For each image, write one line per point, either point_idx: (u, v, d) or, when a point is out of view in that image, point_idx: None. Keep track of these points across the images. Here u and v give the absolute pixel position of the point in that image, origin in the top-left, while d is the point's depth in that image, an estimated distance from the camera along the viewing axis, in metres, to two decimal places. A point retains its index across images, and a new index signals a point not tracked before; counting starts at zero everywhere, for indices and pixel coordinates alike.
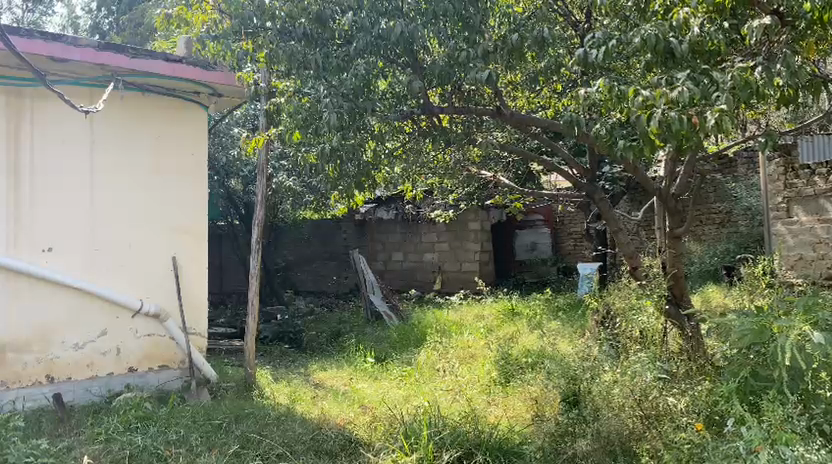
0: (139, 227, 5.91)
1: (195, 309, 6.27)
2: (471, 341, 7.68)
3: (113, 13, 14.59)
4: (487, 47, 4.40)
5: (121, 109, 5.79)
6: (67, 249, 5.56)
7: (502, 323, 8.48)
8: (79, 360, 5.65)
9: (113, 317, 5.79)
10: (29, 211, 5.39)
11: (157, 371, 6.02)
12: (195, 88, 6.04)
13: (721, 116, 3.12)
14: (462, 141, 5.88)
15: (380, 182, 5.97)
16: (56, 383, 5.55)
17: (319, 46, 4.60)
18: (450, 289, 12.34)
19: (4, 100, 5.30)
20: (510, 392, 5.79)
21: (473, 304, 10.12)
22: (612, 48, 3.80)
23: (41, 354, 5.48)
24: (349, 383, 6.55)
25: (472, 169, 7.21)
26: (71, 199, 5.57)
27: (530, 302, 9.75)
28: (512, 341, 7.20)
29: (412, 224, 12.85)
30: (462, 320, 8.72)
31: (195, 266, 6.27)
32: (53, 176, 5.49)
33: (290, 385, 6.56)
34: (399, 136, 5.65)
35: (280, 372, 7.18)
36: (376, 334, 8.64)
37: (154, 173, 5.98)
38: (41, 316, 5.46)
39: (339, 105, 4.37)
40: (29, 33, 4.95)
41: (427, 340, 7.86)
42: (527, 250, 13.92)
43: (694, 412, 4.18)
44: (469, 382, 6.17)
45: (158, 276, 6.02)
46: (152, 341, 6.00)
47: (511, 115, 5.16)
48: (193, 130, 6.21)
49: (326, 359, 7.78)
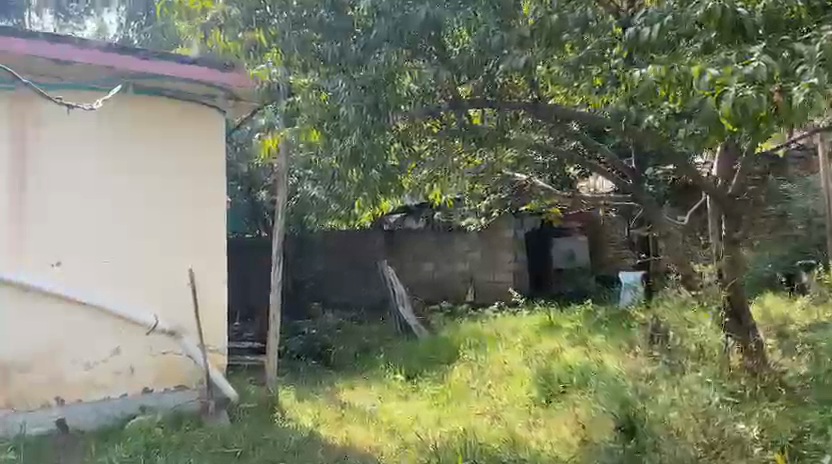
0: (147, 231, 5.56)
1: (211, 322, 5.90)
2: (506, 355, 7.19)
3: (134, 28, 14.30)
4: (522, 32, 4.10)
5: (127, 108, 5.46)
6: (77, 262, 5.25)
7: (540, 336, 7.98)
8: (91, 380, 5.32)
9: (127, 334, 5.47)
10: (32, 218, 5.07)
11: (173, 391, 5.67)
12: (209, 91, 5.68)
13: (812, 91, 2.62)
14: (495, 144, 5.41)
15: (408, 189, 5.50)
16: (65, 406, 5.21)
17: (338, 37, 4.23)
18: (483, 300, 12.28)
19: (7, 105, 5.00)
20: (553, 414, 5.26)
21: (510, 316, 9.62)
22: (667, 24, 3.29)
23: (51, 373, 5.16)
24: (378, 403, 6.11)
25: (509, 170, 6.78)
26: (75, 203, 5.24)
27: (569, 315, 9.17)
28: (552, 357, 6.69)
29: (443, 233, 12.46)
30: (497, 333, 8.23)
31: (208, 271, 5.89)
32: (60, 182, 5.19)
33: (315, 405, 6.15)
34: (425, 138, 5.22)
35: (305, 390, 6.77)
36: (406, 348, 8.20)
37: (159, 172, 5.61)
38: (48, 333, 5.14)
39: (358, 99, 4.10)
40: (34, 36, 4.70)
41: (460, 355, 7.39)
42: (563, 258, 13.24)
43: (765, 442, 3.82)
44: (502, 403, 5.66)
45: (174, 289, 5.69)
46: (168, 359, 5.66)
47: (549, 111, 4.90)
48: (206, 132, 5.84)
49: (354, 375, 7.35)
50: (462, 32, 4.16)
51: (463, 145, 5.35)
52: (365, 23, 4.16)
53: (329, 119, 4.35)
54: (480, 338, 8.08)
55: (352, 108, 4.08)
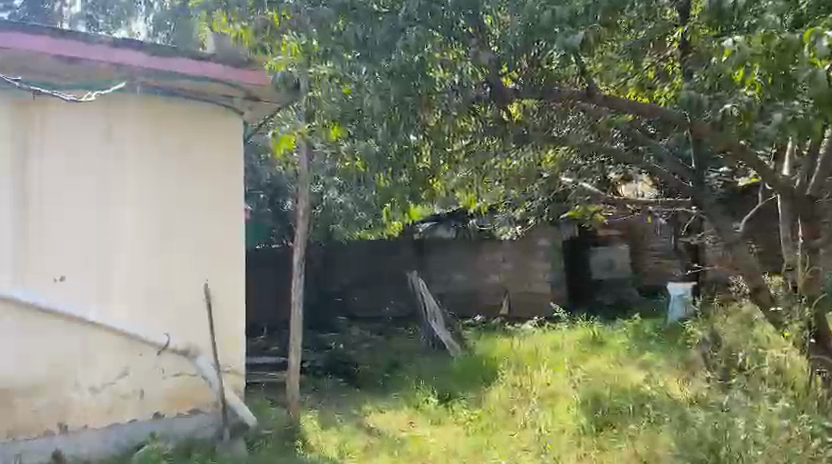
0: (156, 235, 5.09)
1: (229, 339, 5.41)
2: (549, 375, 6.58)
3: (160, 36, 13.89)
4: (576, 7, 3.47)
5: (139, 106, 5.01)
6: (81, 278, 4.80)
7: (584, 354, 7.36)
8: (97, 404, 4.86)
9: (135, 354, 4.99)
10: (34, 221, 4.65)
11: (186, 417, 5.19)
12: (227, 91, 5.21)
13: None
14: (539, 142, 4.85)
15: (439, 194, 4.97)
16: (70, 433, 4.77)
17: (360, 21, 3.85)
18: (520, 314, 11.44)
19: (10, 106, 4.61)
20: (606, 446, 4.67)
21: (551, 332, 8.99)
22: None
23: (55, 397, 4.73)
24: (409, 430, 5.57)
25: (553, 172, 6.18)
26: (80, 204, 4.80)
27: (614, 331, 8.51)
28: (601, 380, 6.07)
29: (476, 242, 11.81)
30: (538, 350, 7.61)
31: (225, 281, 5.38)
32: (64, 189, 4.75)
33: (340, 432, 5.62)
34: (461, 136, 4.69)
35: (329, 414, 6.24)
36: (439, 365, 7.63)
37: (169, 174, 5.13)
38: (52, 353, 4.71)
39: (386, 88, 3.75)
40: (33, 29, 4.33)
41: (498, 376, 6.80)
42: (603, 268, 12.48)
43: None
44: (547, 430, 5.06)
45: (186, 306, 5.20)
46: (182, 380, 5.18)
47: (605, 101, 4.33)
48: (223, 138, 5.36)
49: (383, 396, 6.82)
50: (504, 11, 3.85)
51: (502, 144, 4.80)
52: (393, 3, 3.82)
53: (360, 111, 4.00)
54: (519, 355, 7.47)
55: (378, 100, 3.73)
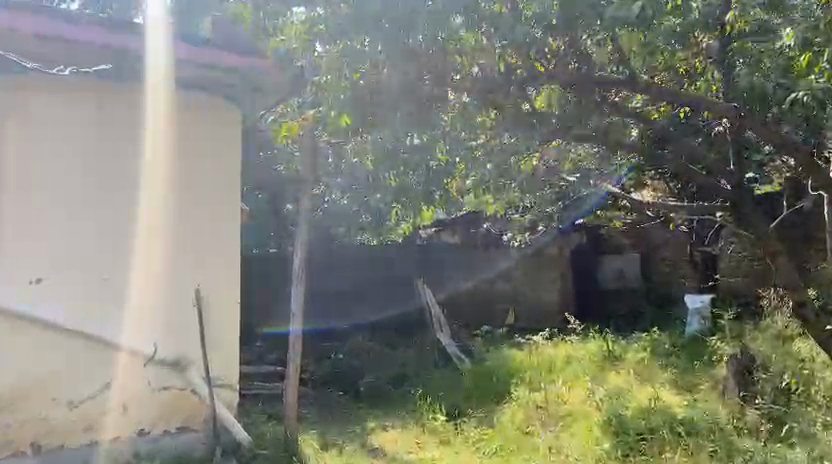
0: (146, 237, 4.59)
1: (227, 351, 4.92)
2: (566, 393, 6.13)
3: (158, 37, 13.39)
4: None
5: (130, 96, 4.51)
6: (60, 282, 4.32)
7: (603, 370, 6.92)
8: (77, 421, 4.41)
9: (121, 366, 4.52)
10: (10, 220, 4.17)
11: (174, 435, 4.73)
12: (231, 82, 4.67)
13: None
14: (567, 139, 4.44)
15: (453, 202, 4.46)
16: (44, 453, 4.31)
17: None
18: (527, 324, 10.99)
19: None
20: None
21: (564, 344, 8.55)
22: None
23: (32, 413, 4.28)
24: (418, 452, 5.10)
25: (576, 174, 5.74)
26: (61, 202, 4.31)
27: (631, 346, 8.05)
28: (623, 399, 5.62)
29: (484, 249, 11.40)
30: (550, 364, 7.17)
31: (221, 289, 4.87)
32: (44, 186, 4.27)
33: (342, 454, 5.14)
34: (475, 132, 4.06)
35: (331, 433, 5.76)
36: (447, 379, 7.18)
37: (162, 173, 4.61)
38: (31, 365, 4.26)
39: None
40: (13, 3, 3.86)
41: (510, 392, 6.34)
42: (615, 278, 12.15)
43: None
44: (573, 457, 4.59)
45: (177, 315, 4.70)
46: (174, 394, 4.70)
47: (647, 91, 3.94)
48: (223, 133, 4.82)
49: (388, 412, 6.36)
50: None
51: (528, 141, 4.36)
52: None
53: (377, 93, 3.62)
54: (534, 370, 7.02)
55: None
